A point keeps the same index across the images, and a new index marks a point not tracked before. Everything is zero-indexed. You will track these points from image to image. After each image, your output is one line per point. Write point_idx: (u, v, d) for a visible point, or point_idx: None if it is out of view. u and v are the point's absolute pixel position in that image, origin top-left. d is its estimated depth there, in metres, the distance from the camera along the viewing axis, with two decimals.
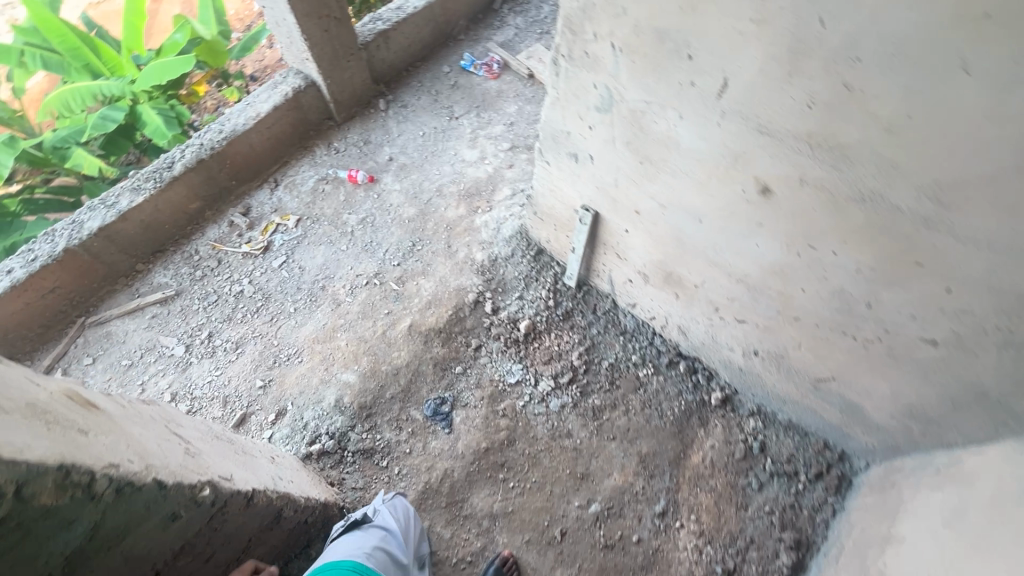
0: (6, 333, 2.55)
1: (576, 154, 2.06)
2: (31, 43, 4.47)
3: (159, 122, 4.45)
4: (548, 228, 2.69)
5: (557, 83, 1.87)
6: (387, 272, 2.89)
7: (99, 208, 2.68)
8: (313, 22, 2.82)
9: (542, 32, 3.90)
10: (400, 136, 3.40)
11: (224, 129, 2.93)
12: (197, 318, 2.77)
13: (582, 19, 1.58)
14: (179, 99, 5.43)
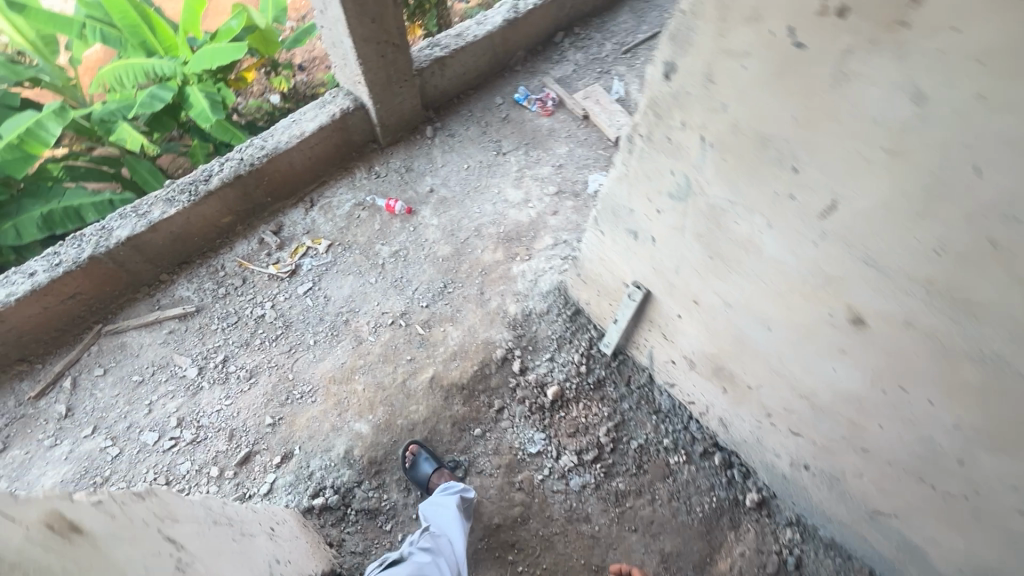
0: (21, 335, 2.49)
1: (637, 233, 1.89)
2: (93, 16, 4.52)
3: (204, 105, 4.44)
4: (590, 292, 2.52)
5: (628, 160, 1.70)
6: (414, 313, 2.75)
7: (130, 216, 2.60)
8: (371, 47, 2.70)
9: (601, 71, 3.74)
10: (443, 167, 3.27)
11: (266, 145, 2.84)
12: (215, 339, 2.67)
13: (671, 104, 1.41)
14: (226, 84, 5.44)
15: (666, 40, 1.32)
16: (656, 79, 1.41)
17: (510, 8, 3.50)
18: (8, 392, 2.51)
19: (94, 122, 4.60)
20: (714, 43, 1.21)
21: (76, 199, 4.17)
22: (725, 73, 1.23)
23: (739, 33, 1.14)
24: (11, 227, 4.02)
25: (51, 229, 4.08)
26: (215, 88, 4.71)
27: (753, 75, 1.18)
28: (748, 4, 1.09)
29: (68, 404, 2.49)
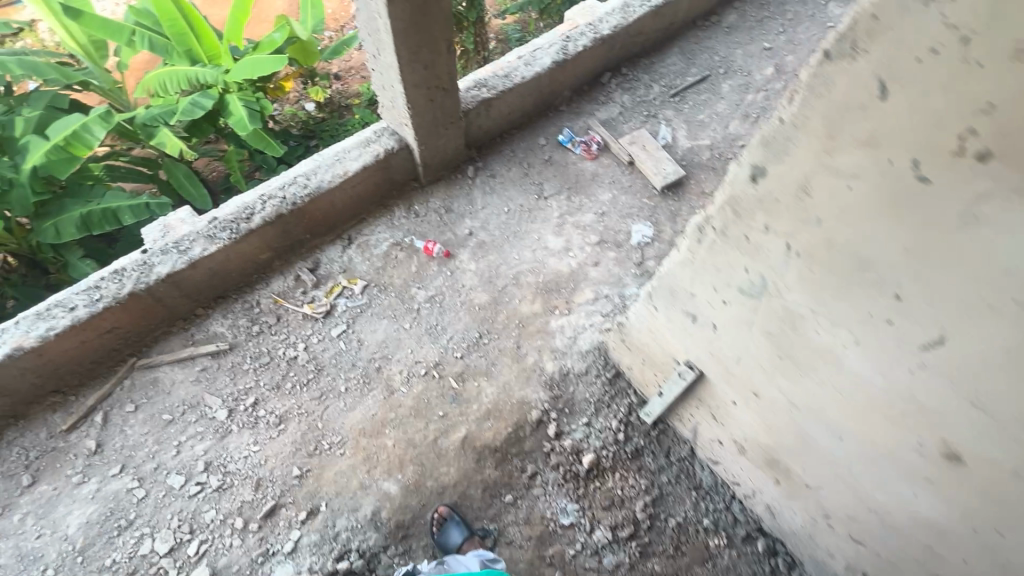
0: (57, 367, 2.48)
1: (696, 317, 1.78)
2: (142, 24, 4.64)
3: (243, 114, 4.56)
4: (634, 359, 2.41)
5: (695, 248, 1.60)
6: (447, 365, 2.68)
7: (171, 251, 2.58)
8: (421, 92, 2.65)
9: (648, 114, 3.66)
10: (483, 209, 3.20)
11: (309, 184, 2.81)
12: (246, 380, 2.64)
13: (755, 206, 1.31)
14: (265, 93, 5.50)
15: (757, 144, 1.22)
16: (739, 179, 1.31)
17: (559, 48, 3.43)
18: (40, 423, 2.50)
19: (136, 126, 4.67)
20: (816, 158, 1.10)
21: (115, 202, 4.22)
22: (824, 189, 1.13)
23: (849, 155, 1.04)
24: (51, 226, 4.11)
25: (90, 230, 4.15)
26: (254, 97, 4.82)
27: (859, 197, 1.07)
28: (864, 128, 0.99)
29: (98, 439, 2.47)
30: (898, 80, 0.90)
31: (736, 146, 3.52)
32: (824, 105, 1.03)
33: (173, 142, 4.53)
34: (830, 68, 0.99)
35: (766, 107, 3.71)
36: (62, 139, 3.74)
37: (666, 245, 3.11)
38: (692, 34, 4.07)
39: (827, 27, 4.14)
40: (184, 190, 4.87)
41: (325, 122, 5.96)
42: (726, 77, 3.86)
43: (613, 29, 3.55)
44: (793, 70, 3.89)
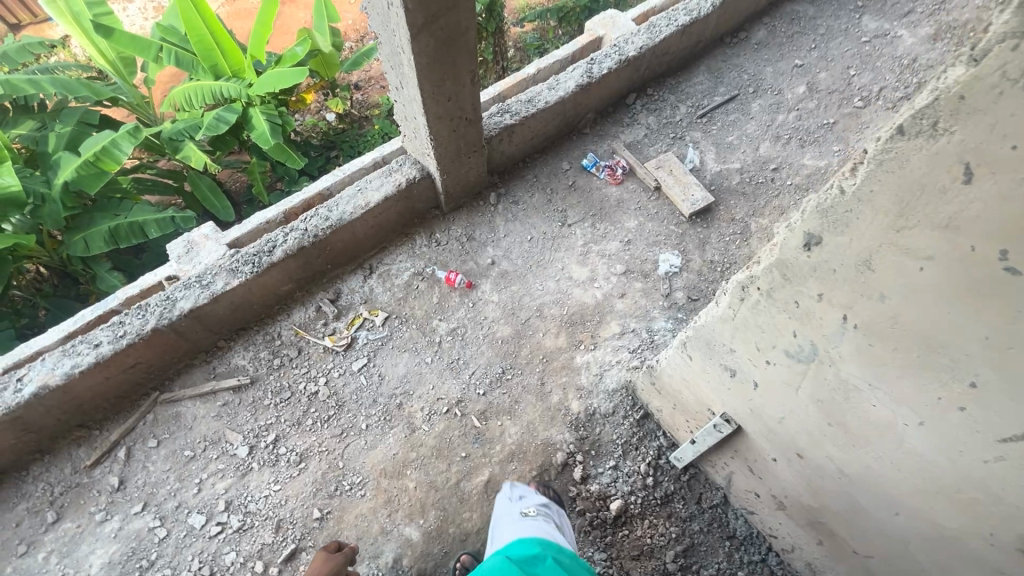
0: (81, 404, 2.48)
1: (736, 372, 1.68)
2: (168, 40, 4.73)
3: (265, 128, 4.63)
4: (665, 403, 2.31)
5: (737, 306, 1.51)
6: (470, 402, 2.62)
7: (194, 286, 2.57)
8: (444, 123, 2.59)
9: (675, 136, 3.56)
10: (506, 237, 3.14)
11: (331, 216, 2.77)
12: (267, 416, 2.61)
13: (807, 274, 1.22)
14: (287, 105, 5.54)
15: (813, 212, 1.12)
16: (790, 245, 1.22)
17: (584, 71, 3.33)
18: (65, 458, 2.51)
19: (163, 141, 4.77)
20: (883, 234, 1.01)
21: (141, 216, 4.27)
22: (890, 266, 1.03)
23: (923, 236, 0.94)
24: (80, 239, 4.22)
25: (117, 243, 4.22)
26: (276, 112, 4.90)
27: (933, 280, 0.97)
28: (941, 212, 0.89)
29: (121, 476, 2.48)
30: (988, 166, 0.80)
31: (768, 169, 3.40)
32: (896, 183, 0.94)
33: (197, 155, 4.62)
34: (904, 145, 0.89)
35: (798, 127, 3.59)
36: (91, 156, 3.87)
37: (694, 274, 3.02)
38: (720, 52, 3.96)
39: (861, 42, 3.99)
40: (209, 203, 5.01)
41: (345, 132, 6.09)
42: (756, 96, 3.74)
43: (639, 50, 3.44)
44: (827, 88, 3.76)
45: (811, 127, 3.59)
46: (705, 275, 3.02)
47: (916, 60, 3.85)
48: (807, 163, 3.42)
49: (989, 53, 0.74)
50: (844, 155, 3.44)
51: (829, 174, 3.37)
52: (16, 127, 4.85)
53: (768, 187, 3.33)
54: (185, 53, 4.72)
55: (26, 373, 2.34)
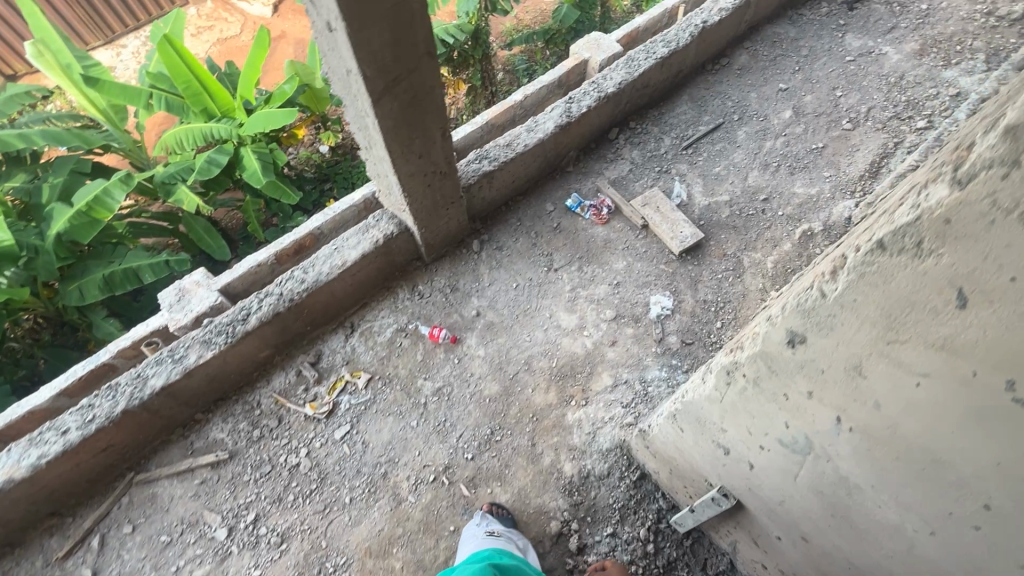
0: (50, 493, 2.37)
1: (729, 451, 1.56)
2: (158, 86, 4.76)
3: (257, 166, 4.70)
4: (661, 466, 2.17)
5: (724, 390, 1.39)
6: (458, 468, 2.50)
7: (166, 361, 2.48)
8: (417, 179, 2.52)
9: (660, 170, 3.47)
10: (491, 285, 3.04)
11: (307, 277, 2.69)
12: (246, 493, 2.50)
13: (795, 370, 1.10)
14: (279, 141, 5.70)
15: (794, 309, 1.02)
16: (772, 339, 1.11)
17: (563, 111, 3.26)
18: (37, 549, 2.41)
19: (156, 185, 4.78)
20: (873, 344, 0.89)
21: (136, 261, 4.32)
22: (883, 375, 0.92)
23: (919, 353, 0.83)
24: (76, 289, 4.23)
25: (112, 290, 4.27)
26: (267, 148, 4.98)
27: (933, 397, 0.86)
28: (935, 333, 0.78)
29: (94, 566, 2.37)
30: (984, 294, 0.69)
31: (757, 200, 3.30)
32: (881, 296, 0.83)
33: (190, 199, 4.63)
34: (885, 261, 0.79)
35: (786, 154, 3.49)
36: (84, 205, 3.86)
37: (687, 316, 2.90)
38: (702, 80, 3.89)
39: (846, 61, 3.92)
40: (204, 243, 5.03)
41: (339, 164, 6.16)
42: (741, 123, 3.66)
43: (618, 86, 3.37)
44: (814, 111, 3.67)
45: (800, 153, 3.49)
46: (698, 317, 2.90)
47: (903, 78, 3.77)
48: (798, 191, 3.32)
49: (977, 176, 0.64)
50: (836, 181, 3.34)
51: (822, 202, 3.26)
52: (8, 180, 4.85)
53: (759, 219, 3.23)
54: (175, 97, 4.71)
55: None
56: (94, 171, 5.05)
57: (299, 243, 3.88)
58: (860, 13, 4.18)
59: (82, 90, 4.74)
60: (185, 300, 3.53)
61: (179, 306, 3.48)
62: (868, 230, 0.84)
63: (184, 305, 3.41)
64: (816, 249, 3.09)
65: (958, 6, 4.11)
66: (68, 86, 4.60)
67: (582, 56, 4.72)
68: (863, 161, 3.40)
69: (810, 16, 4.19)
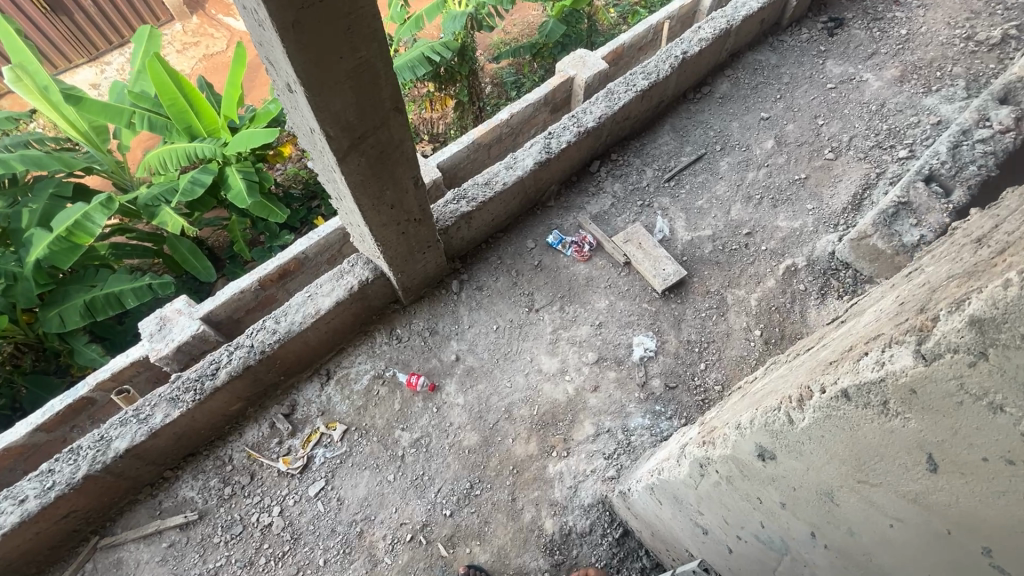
0: (9, 564, 2.27)
1: (708, 532, 1.49)
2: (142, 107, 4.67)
3: (242, 187, 4.62)
4: (642, 527, 2.10)
5: (699, 478, 1.33)
6: (436, 527, 2.43)
7: (131, 421, 2.39)
8: (390, 229, 2.46)
9: (642, 204, 3.43)
10: (470, 328, 2.97)
11: (278, 327, 2.61)
12: (216, 556, 2.42)
13: (766, 480, 1.05)
14: (265, 160, 5.62)
15: (762, 427, 0.97)
16: (742, 448, 1.06)
17: (542, 147, 3.21)
18: None
19: (139, 207, 4.67)
20: (842, 479, 0.84)
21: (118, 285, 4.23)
22: (856, 508, 0.86)
23: (891, 499, 0.77)
24: (56, 315, 4.15)
25: (93, 315, 4.17)
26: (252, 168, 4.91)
27: (908, 542, 0.79)
28: (907, 486, 0.73)
29: None
30: (956, 465, 0.65)
31: (740, 234, 3.26)
32: (850, 439, 0.79)
33: (174, 220, 4.53)
34: (852, 411, 0.77)
35: (769, 185, 3.46)
36: (64, 230, 3.75)
37: (671, 357, 2.85)
38: (684, 109, 3.87)
39: (827, 88, 3.90)
40: (189, 265, 4.93)
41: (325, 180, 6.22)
42: (723, 153, 3.63)
43: (597, 120, 3.32)
44: (796, 141, 3.65)
45: (782, 184, 3.46)
46: (682, 358, 2.85)
47: (883, 105, 3.75)
48: (781, 225, 3.28)
49: (943, 356, 0.64)
50: (819, 214, 3.30)
51: (805, 236, 3.22)
52: None
53: (742, 254, 3.19)
54: (158, 116, 4.61)
55: None
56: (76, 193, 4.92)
57: (282, 266, 3.91)
58: (840, 39, 4.19)
59: (62, 113, 4.60)
60: (166, 330, 3.46)
61: (159, 335, 3.41)
62: (832, 369, 0.82)
63: (164, 334, 3.42)
64: (799, 285, 3.05)
65: (938, 31, 4.11)
66: (47, 109, 4.47)
67: (568, 73, 4.69)
68: (845, 192, 3.37)
69: (791, 43, 4.20)
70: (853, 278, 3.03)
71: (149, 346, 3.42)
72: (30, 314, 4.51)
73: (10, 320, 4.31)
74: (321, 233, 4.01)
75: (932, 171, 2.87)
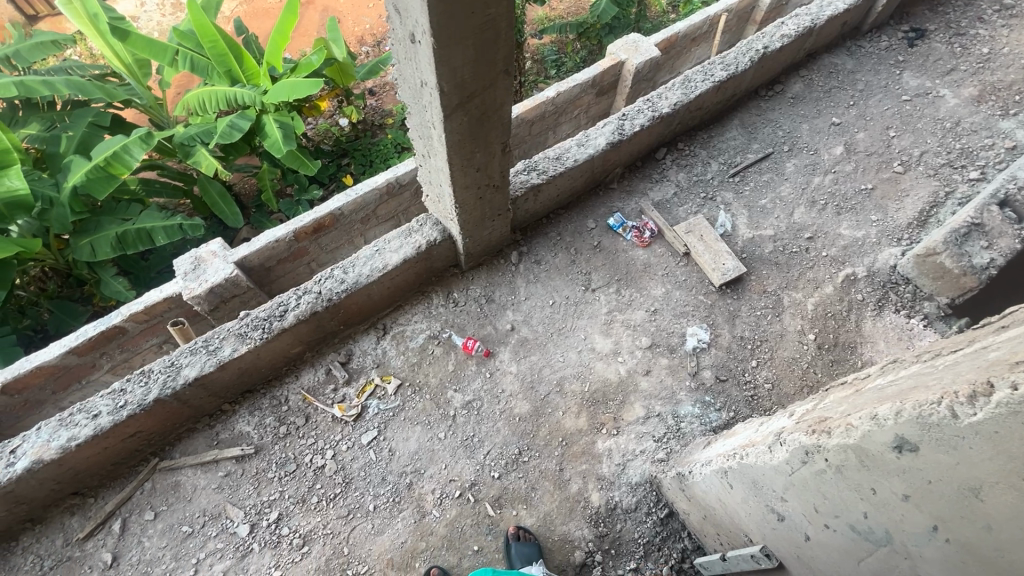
0: (76, 474, 2.37)
1: (784, 519, 1.52)
2: (185, 46, 4.61)
3: (278, 136, 4.61)
4: (693, 510, 2.16)
5: (798, 465, 1.38)
6: (484, 487, 2.50)
7: (200, 351, 2.45)
8: (471, 192, 2.47)
9: (705, 197, 3.41)
10: (527, 299, 2.99)
11: (346, 278, 2.64)
12: (270, 491, 2.50)
13: (893, 472, 1.10)
14: (302, 111, 5.54)
15: (913, 419, 1.03)
16: (875, 438, 1.12)
17: (615, 128, 3.19)
18: (57, 528, 2.43)
19: (175, 145, 4.64)
20: (1003, 475, 0.88)
21: (149, 222, 4.23)
22: (1004, 505, 0.89)
23: None
24: (88, 244, 4.15)
25: (124, 249, 4.18)
26: (290, 118, 4.85)
27: None
28: None
29: (114, 551, 2.39)
30: None
31: (802, 238, 3.26)
32: None
33: (209, 162, 4.50)
34: None
35: (835, 192, 3.43)
36: (102, 160, 3.75)
37: (723, 351, 2.87)
38: (754, 105, 3.82)
39: (902, 100, 3.83)
40: (218, 209, 4.96)
41: (359, 139, 6.21)
42: (791, 155, 3.59)
43: (672, 107, 3.29)
44: (865, 150, 3.60)
45: (848, 193, 3.43)
46: (734, 353, 2.87)
47: (958, 124, 3.68)
48: (844, 233, 3.27)
49: None
50: (883, 226, 3.28)
51: (867, 247, 3.21)
52: (25, 127, 4.68)
53: (802, 258, 3.19)
54: (199, 57, 4.55)
55: (20, 445, 2.23)
56: (114, 125, 4.88)
57: (318, 221, 3.90)
58: (920, 50, 4.10)
59: (108, 42, 4.53)
60: (200, 269, 3.52)
61: (194, 274, 3.47)
62: (1022, 369, 0.89)
63: (198, 272, 3.49)
64: (857, 295, 3.05)
65: (1020, 54, 4.01)
66: (93, 36, 4.37)
67: (619, 57, 4.64)
68: (912, 207, 3.34)
69: (869, 49, 4.12)
70: (912, 294, 3.01)
71: (182, 284, 3.48)
72: (63, 240, 4.48)
73: (43, 244, 4.28)
74: (358, 191, 4.03)
75: (1008, 196, 2.84)
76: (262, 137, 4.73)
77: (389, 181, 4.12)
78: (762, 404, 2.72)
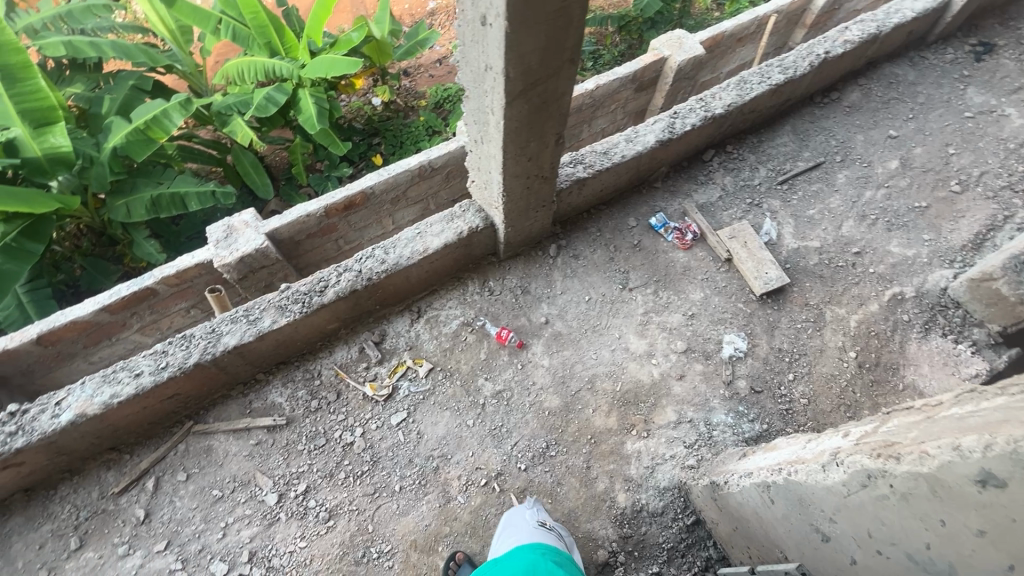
0: (115, 430, 2.44)
1: (829, 540, 1.47)
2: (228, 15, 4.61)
3: (313, 112, 4.59)
4: (724, 520, 2.13)
5: (856, 487, 1.35)
6: (510, 477, 2.50)
7: (241, 320, 2.48)
8: (520, 181, 2.43)
9: (751, 203, 3.33)
10: (563, 294, 2.97)
11: (387, 258, 2.64)
12: (299, 463, 2.53)
13: (971, 506, 1.06)
14: (337, 88, 5.53)
15: (1006, 455, 1.00)
16: (956, 470, 1.08)
17: (665, 125, 3.12)
18: (94, 481, 2.50)
19: (213, 114, 4.67)
20: None
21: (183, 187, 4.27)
22: None
23: None
24: (123, 205, 4.21)
25: (158, 213, 4.23)
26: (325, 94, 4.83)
27: None
28: None
29: (147, 508, 2.45)
30: None
31: (849, 252, 3.17)
32: None
33: (244, 133, 4.51)
34: None
35: (887, 208, 3.32)
36: (142, 123, 3.79)
37: (760, 362, 2.82)
38: (808, 112, 3.70)
39: (964, 116, 3.68)
40: (250, 179, 5.00)
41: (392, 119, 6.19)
42: (843, 166, 3.48)
43: (725, 108, 3.21)
44: (921, 166, 3.47)
45: (900, 210, 3.32)
46: (771, 364, 2.81)
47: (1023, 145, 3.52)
48: (893, 250, 3.17)
49: None
50: (935, 246, 3.16)
51: (917, 267, 3.10)
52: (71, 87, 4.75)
53: (848, 273, 3.10)
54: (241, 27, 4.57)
55: (64, 398, 2.28)
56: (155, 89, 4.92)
57: (349, 198, 3.90)
58: (986, 66, 3.93)
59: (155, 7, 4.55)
60: (231, 238, 3.56)
61: (226, 243, 3.51)
62: None
63: (230, 241, 3.53)
64: (904, 315, 2.96)
65: None
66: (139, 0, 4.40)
67: (662, 53, 4.54)
68: (967, 229, 3.22)
69: (933, 61, 3.96)
70: (962, 318, 2.91)
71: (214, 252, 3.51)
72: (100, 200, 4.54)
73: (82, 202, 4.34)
74: (391, 172, 4.02)
75: None
76: (297, 111, 4.72)
77: (423, 164, 4.10)
78: (797, 419, 2.66)
